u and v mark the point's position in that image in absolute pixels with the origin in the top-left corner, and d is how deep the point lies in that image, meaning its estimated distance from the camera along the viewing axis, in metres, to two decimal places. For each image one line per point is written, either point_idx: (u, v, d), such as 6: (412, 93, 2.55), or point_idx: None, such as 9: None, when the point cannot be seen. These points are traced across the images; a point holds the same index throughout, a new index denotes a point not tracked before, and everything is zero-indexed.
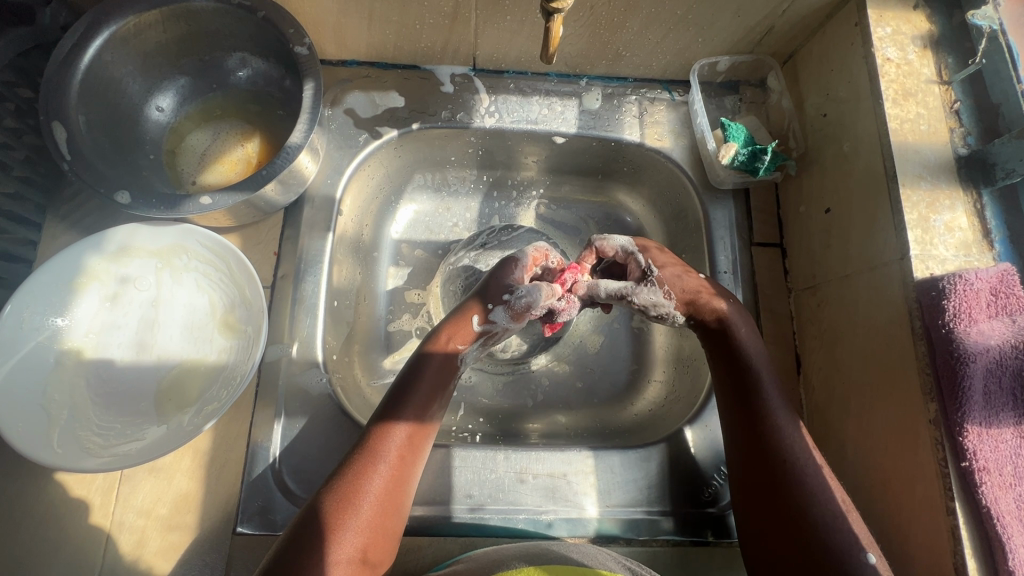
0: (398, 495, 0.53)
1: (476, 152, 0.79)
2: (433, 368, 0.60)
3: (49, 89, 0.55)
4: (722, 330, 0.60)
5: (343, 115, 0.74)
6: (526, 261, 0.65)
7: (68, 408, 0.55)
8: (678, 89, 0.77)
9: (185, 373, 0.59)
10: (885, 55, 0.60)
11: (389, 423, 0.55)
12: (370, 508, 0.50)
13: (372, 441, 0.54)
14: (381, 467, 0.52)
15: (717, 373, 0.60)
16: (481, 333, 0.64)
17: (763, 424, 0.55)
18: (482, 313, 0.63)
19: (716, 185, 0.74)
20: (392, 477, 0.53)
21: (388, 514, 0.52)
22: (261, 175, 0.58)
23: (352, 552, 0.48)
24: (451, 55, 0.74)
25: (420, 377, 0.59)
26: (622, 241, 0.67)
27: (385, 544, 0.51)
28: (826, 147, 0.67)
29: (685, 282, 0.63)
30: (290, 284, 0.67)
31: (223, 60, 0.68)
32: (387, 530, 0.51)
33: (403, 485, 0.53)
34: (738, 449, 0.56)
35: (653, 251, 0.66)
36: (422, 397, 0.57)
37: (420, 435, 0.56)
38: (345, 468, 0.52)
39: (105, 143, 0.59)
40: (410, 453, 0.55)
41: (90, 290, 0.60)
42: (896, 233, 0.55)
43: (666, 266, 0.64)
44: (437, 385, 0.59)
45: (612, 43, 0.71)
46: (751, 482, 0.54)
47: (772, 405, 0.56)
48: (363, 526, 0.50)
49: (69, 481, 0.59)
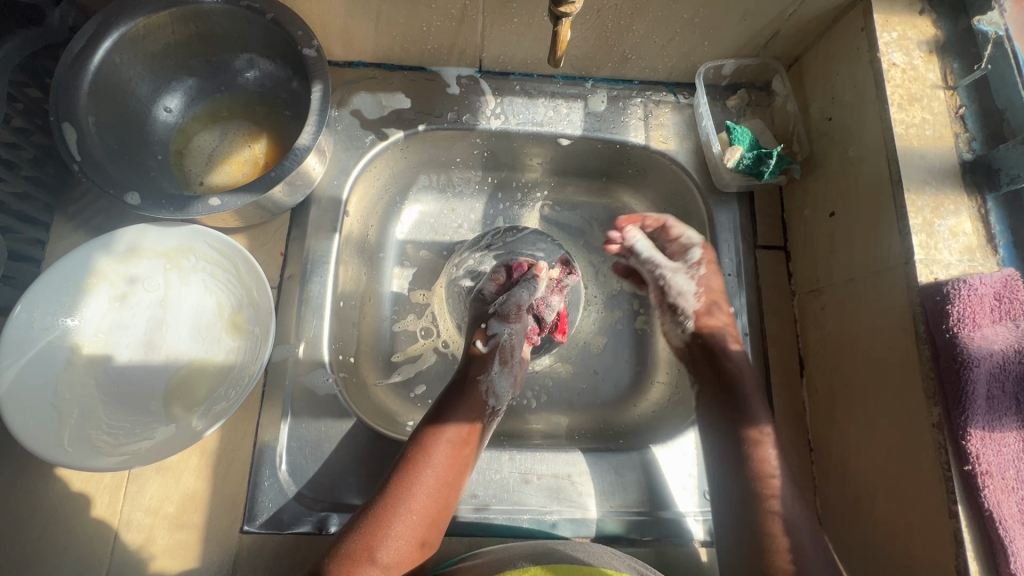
0: (438, 508, 0.57)
1: (482, 154, 0.80)
2: (462, 395, 0.64)
3: (60, 90, 0.56)
4: (731, 357, 0.65)
5: (349, 116, 0.74)
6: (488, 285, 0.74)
7: (79, 407, 0.56)
8: (683, 92, 0.78)
9: (192, 373, 0.60)
10: (891, 60, 0.60)
11: (430, 442, 0.59)
12: (406, 520, 0.55)
13: (411, 459, 0.58)
14: (419, 483, 0.56)
15: (713, 403, 0.64)
16: (490, 352, 0.67)
17: (752, 452, 0.60)
18: (484, 334, 0.69)
19: (720, 188, 0.74)
20: (430, 494, 0.57)
21: (427, 526, 0.56)
22: (269, 176, 0.58)
23: (384, 557, 0.53)
24: (457, 56, 0.74)
25: (455, 401, 0.63)
26: (698, 239, 0.71)
27: (417, 557, 0.55)
28: (831, 151, 0.67)
29: (716, 314, 0.68)
30: (296, 284, 0.67)
31: (231, 61, 0.68)
32: (419, 541, 0.55)
33: (444, 499, 0.57)
34: (726, 474, 0.61)
35: (709, 256, 0.70)
36: (459, 418, 0.61)
37: (460, 454, 0.59)
38: (387, 483, 0.57)
39: (114, 144, 0.60)
40: (447, 472, 0.58)
41: (99, 290, 0.60)
42: (901, 238, 0.55)
43: (711, 277, 0.69)
44: (469, 410, 0.63)
45: (618, 46, 0.71)
46: (731, 508, 0.60)
47: (762, 422, 0.61)
48: (399, 535, 0.54)
49: (79, 479, 0.60)
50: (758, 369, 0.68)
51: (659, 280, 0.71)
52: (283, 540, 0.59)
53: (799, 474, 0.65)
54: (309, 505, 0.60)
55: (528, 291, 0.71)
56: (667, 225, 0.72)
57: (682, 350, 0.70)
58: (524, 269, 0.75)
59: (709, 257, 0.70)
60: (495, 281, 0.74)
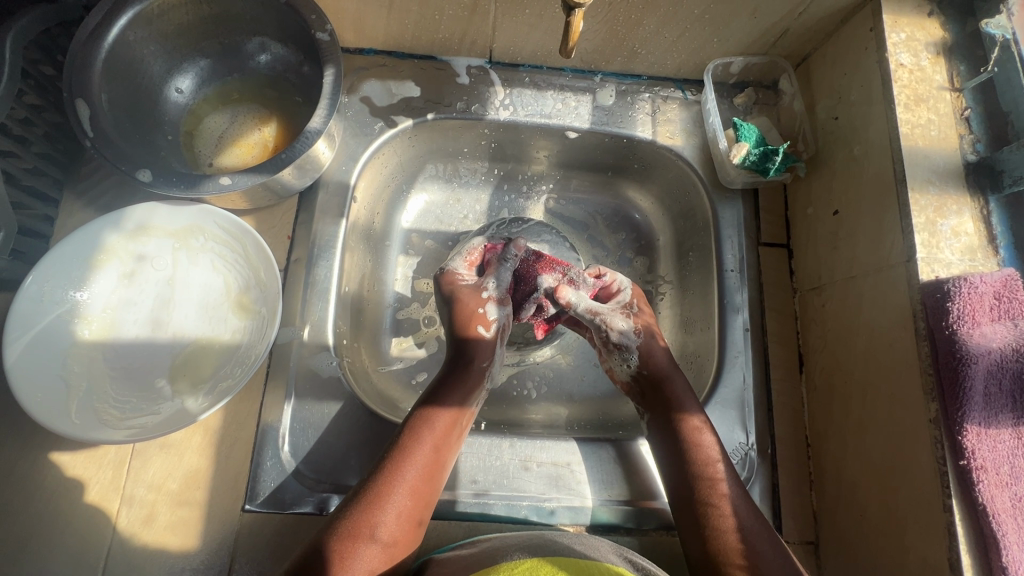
0: (433, 487, 0.58)
1: (489, 145, 0.80)
2: (461, 377, 0.64)
3: (73, 66, 0.56)
4: (659, 367, 0.66)
5: (359, 102, 0.74)
6: (462, 266, 0.70)
7: (86, 380, 0.56)
8: (692, 88, 0.78)
9: (199, 351, 0.60)
10: (899, 61, 0.61)
11: (430, 417, 0.60)
12: (404, 497, 0.55)
13: (409, 437, 0.58)
14: (418, 460, 0.57)
15: (651, 407, 0.65)
16: (494, 337, 0.67)
17: (685, 440, 0.61)
18: (486, 321, 0.67)
19: (725, 184, 0.74)
20: (429, 469, 0.58)
21: (422, 503, 0.56)
22: (280, 158, 0.58)
23: (384, 533, 0.53)
24: (468, 46, 0.75)
25: (454, 384, 0.63)
26: (629, 283, 0.72)
27: (413, 534, 0.55)
28: (836, 151, 0.67)
29: (657, 347, 0.67)
30: (302, 268, 0.68)
31: (244, 43, 0.68)
32: (417, 517, 0.56)
33: (438, 478, 0.58)
34: (668, 473, 0.61)
35: (637, 296, 0.72)
36: (454, 399, 0.62)
37: (454, 432, 0.61)
38: (385, 462, 0.57)
39: (125, 122, 0.60)
40: (442, 449, 0.59)
41: (108, 267, 0.61)
42: (904, 236, 0.56)
43: (641, 314, 0.70)
44: (468, 391, 0.64)
45: (628, 40, 0.72)
46: (676, 509, 0.59)
47: (686, 409, 0.62)
48: (398, 511, 0.55)
49: (82, 454, 0.60)
50: (758, 364, 0.69)
51: (600, 324, 0.67)
52: (284, 520, 0.59)
53: (796, 468, 0.65)
54: (311, 486, 0.60)
55: (513, 269, 0.69)
56: (604, 277, 0.72)
57: (630, 385, 0.68)
58: (498, 247, 0.71)
59: (636, 295, 0.72)
60: (470, 260, 0.71)
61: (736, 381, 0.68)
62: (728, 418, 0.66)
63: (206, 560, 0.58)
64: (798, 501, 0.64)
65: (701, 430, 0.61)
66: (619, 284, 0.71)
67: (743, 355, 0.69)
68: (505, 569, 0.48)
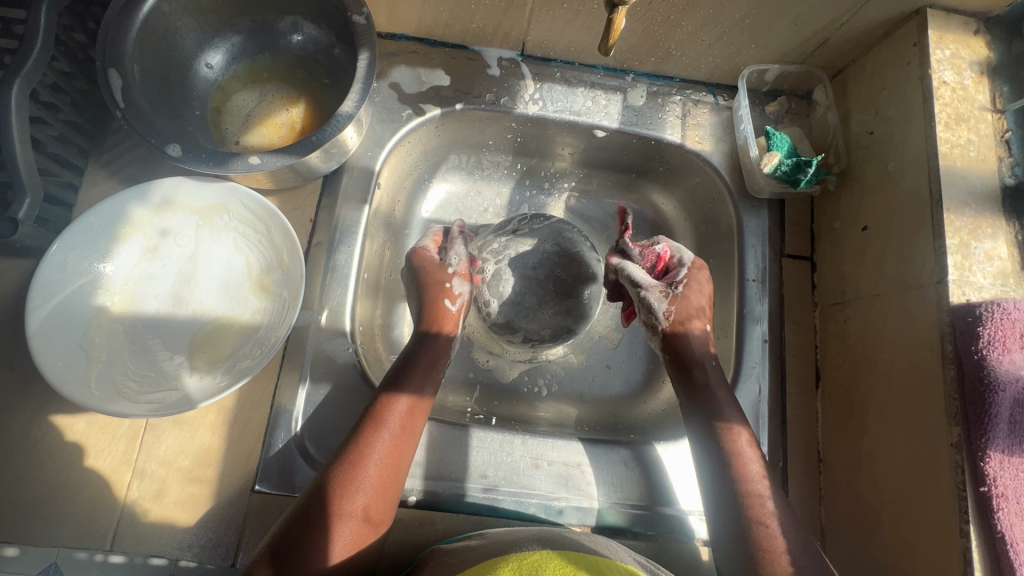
0: (400, 462, 0.56)
1: (514, 139, 0.80)
2: (421, 356, 0.63)
3: (107, 36, 0.55)
4: (698, 358, 0.64)
5: (388, 88, 0.74)
6: (430, 243, 0.72)
7: (107, 352, 0.56)
8: (723, 94, 0.77)
9: (218, 329, 0.60)
10: (942, 78, 0.60)
11: (391, 395, 0.58)
12: (377, 475, 0.54)
13: (377, 412, 0.57)
14: (383, 441, 0.55)
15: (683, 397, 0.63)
16: (458, 309, 0.68)
17: (728, 446, 0.58)
18: (451, 295, 0.68)
19: (752, 193, 0.74)
20: (396, 447, 0.56)
21: (392, 479, 0.55)
22: (310, 141, 0.57)
23: (361, 508, 0.52)
24: (501, 38, 0.73)
25: (417, 360, 0.62)
26: (690, 259, 0.69)
27: (387, 508, 0.54)
28: (868, 166, 0.66)
29: (693, 334, 0.65)
30: (323, 251, 0.67)
31: (277, 22, 0.67)
32: (391, 492, 0.55)
33: (407, 453, 0.57)
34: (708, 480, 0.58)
35: (697, 276, 0.68)
36: (413, 384, 0.60)
37: (417, 408, 0.59)
38: (350, 444, 0.55)
39: (156, 95, 0.59)
40: (412, 422, 0.58)
41: (132, 240, 0.61)
42: (936, 257, 0.55)
43: (688, 295, 0.67)
44: (431, 365, 0.63)
45: (664, 40, 0.70)
46: (714, 519, 0.57)
47: (729, 416, 0.60)
48: (370, 488, 0.53)
49: (95, 424, 0.60)
50: (775, 376, 0.68)
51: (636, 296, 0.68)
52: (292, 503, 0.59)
53: (806, 483, 0.65)
54: None
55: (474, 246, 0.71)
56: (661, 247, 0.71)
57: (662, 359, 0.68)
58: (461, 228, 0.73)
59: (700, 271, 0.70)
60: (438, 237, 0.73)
61: (751, 393, 0.67)
62: None
63: (215, 537, 0.58)
64: (807, 515, 0.64)
65: (743, 439, 0.59)
66: (681, 257, 0.70)
67: (760, 366, 0.68)
68: (517, 560, 0.48)
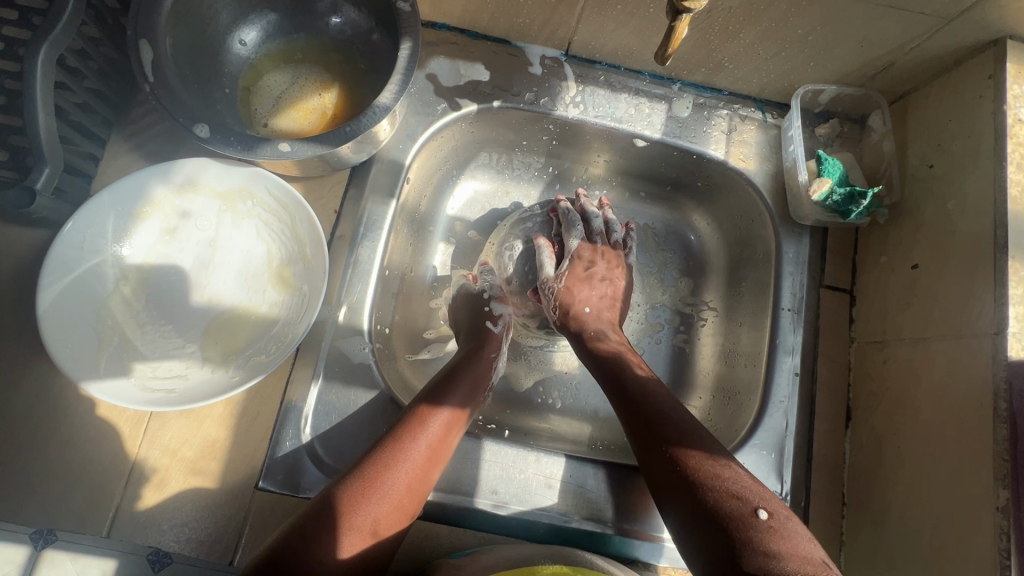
0: (425, 480, 0.54)
1: (550, 141, 0.76)
2: (464, 378, 0.61)
3: (140, 5, 0.53)
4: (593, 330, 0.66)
5: (424, 79, 0.71)
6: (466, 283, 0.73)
7: (119, 336, 0.54)
8: (772, 111, 0.74)
9: (233, 320, 0.58)
10: (1017, 115, 0.56)
11: (431, 410, 0.56)
12: (399, 491, 0.52)
13: (415, 422, 0.55)
14: (414, 457, 0.53)
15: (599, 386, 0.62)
16: (501, 331, 0.68)
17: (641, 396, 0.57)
18: (492, 317, 0.68)
19: (796, 219, 0.70)
20: (425, 467, 0.54)
21: (415, 497, 0.53)
22: (344, 131, 0.54)
23: (375, 525, 0.50)
24: (547, 35, 0.70)
25: (459, 379, 0.61)
26: (576, 243, 0.71)
27: (401, 522, 0.52)
28: (925, 201, 0.63)
29: (573, 318, 0.67)
30: (346, 245, 0.65)
31: (315, 2, 0.64)
32: (408, 511, 0.52)
33: (432, 473, 0.55)
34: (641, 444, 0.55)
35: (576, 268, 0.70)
36: (455, 402, 0.58)
37: (455, 428, 0.57)
38: (374, 454, 0.53)
39: (187, 70, 0.57)
40: (445, 443, 0.56)
41: (151, 220, 0.58)
42: (995, 307, 0.52)
43: (569, 282, 0.69)
44: (474, 385, 0.61)
45: (717, 52, 0.67)
46: (663, 482, 0.51)
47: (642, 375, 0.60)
48: (391, 506, 0.51)
49: (99, 406, 0.59)
50: (804, 412, 0.65)
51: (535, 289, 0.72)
52: (296, 505, 0.57)
53: (828, 528, 0.62)
54: (329, 474, 0.58)
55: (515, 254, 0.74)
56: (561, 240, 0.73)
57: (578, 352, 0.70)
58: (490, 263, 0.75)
59: (591, 252, 0.71)
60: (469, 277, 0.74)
61: (777, 427, 0.64)
62: (765, 466, 0.63)
63: (214, 533, 0.56)
64: None
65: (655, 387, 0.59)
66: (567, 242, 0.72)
67: (789, 401, 0.65)
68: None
